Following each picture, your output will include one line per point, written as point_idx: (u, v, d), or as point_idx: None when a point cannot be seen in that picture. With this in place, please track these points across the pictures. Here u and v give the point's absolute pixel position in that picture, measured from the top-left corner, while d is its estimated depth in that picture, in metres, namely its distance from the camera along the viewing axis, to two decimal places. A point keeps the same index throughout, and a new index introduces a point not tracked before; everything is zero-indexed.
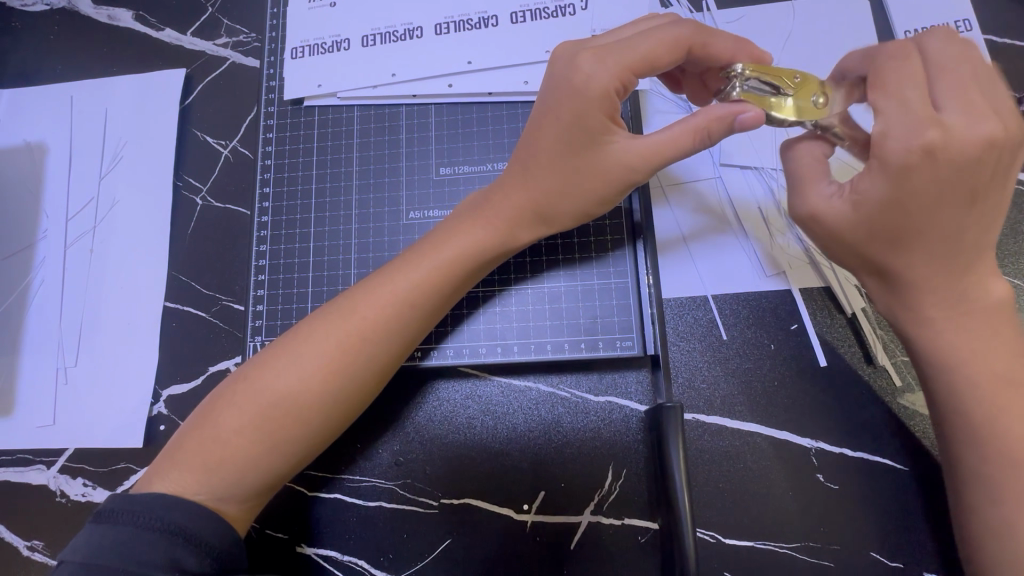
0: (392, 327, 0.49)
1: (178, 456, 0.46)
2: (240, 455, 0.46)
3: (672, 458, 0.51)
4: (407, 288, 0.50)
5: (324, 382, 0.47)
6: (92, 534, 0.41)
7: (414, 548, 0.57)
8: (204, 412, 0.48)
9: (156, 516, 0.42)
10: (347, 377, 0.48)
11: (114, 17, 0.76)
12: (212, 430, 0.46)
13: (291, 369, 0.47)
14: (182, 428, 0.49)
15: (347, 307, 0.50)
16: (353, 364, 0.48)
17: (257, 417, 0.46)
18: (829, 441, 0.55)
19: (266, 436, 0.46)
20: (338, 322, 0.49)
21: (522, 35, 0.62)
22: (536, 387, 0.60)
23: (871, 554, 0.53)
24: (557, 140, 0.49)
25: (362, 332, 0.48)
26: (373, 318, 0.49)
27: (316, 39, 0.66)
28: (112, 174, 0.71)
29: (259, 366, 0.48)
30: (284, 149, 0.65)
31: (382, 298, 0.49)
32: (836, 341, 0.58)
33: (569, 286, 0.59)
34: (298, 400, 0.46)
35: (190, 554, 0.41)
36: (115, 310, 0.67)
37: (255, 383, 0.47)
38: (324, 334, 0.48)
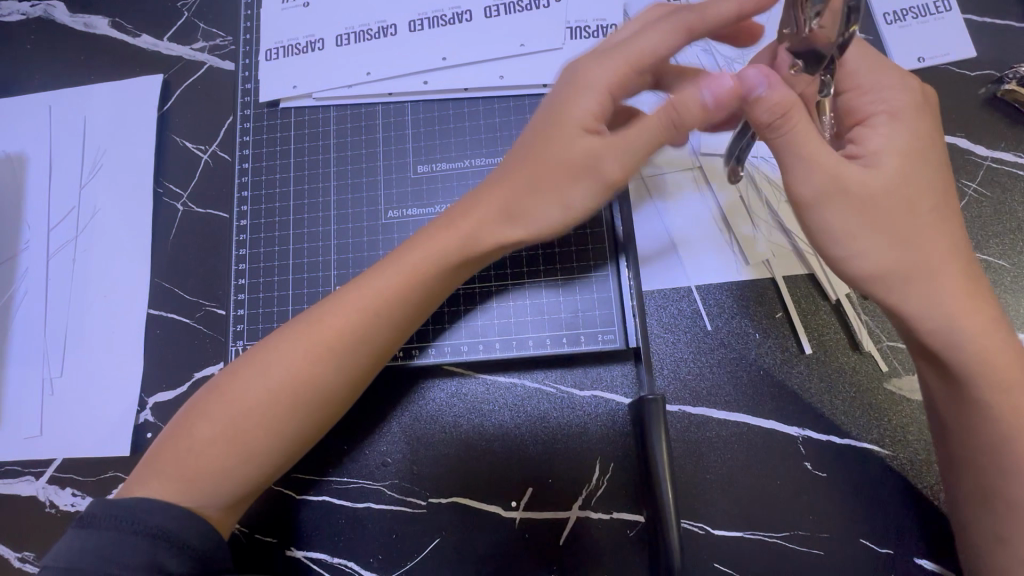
0: (364, 335, 0.48)
1: (155, 467, 0.46)
2: (217, 466, 0.45)
3: (656, 449, 0.51)
4: (378, 295, 0.49)
5: (295, 388, 0.47)
6: (73, 540, 0.41)
7: (404, 548, 0.57)
8: (179, 424, 0.48)
9: (137, 521, 0.42)
10: (319, 384, 0.47)
11: (90, 24, 0.75)
12: (188, 441, 0.46)
13: (262, 381, 0.47)
14: (159, 439, 0.48)
15: (319, 313, 0.49)
16: (324, 371, 0.47)
17: (232, 427, 0.46)
18: (816, 429, 0.55)
19: (239, 447, 0.46)
20: (309, 330, 0.48)
21: (497, 29, 0.62)
22: (522, 384, 0.59)
23: (860, 541, 0.53)
24: (551, 138, 0.47)
25: (333, 340, 0.48)
26: (345, 327, 0.48)
27: (290, 40, 0.66)
28: (93, 183, 0.71)
29: (232, 376, 0.48)
30: (261, 152, 0.64)
31: (353, 305, 0.49)
32: (821, 328, 0.57)
33: (550, 281, 0.59)
34: (272, 411, 0.46)
35: (173, 557, 0.41)
36: (99, 320, 0.67)
37: (229, 393, 0.47)
38: (297, 342, 0.48)
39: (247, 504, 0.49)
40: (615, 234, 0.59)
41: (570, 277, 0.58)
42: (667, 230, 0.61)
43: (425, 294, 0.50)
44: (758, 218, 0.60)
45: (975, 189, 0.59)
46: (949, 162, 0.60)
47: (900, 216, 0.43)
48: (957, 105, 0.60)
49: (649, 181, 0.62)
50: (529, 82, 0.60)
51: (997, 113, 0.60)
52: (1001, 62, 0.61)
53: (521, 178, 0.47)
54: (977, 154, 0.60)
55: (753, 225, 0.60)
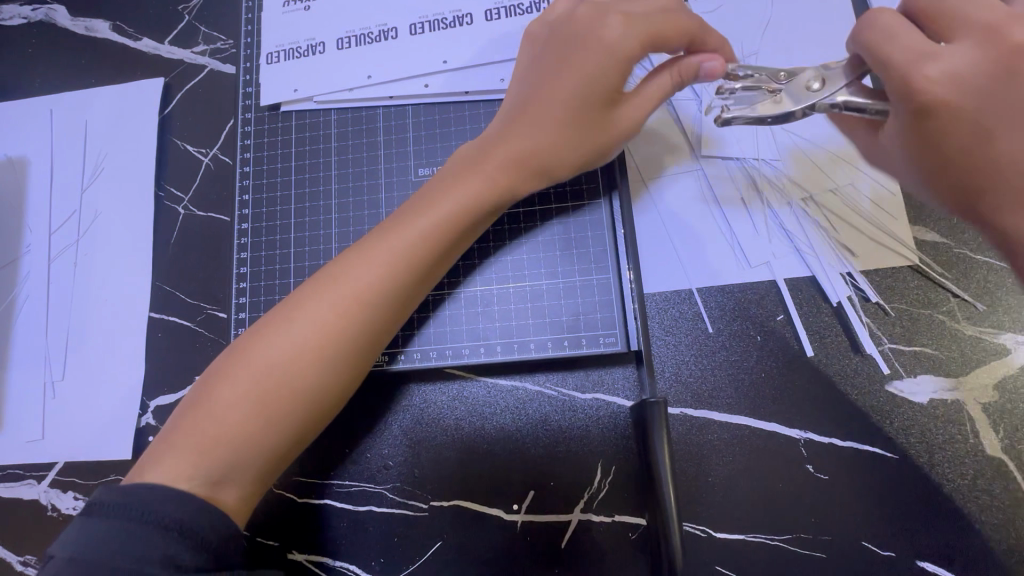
0: (379, 291, 0.50)
1: (172, 442, 0.46)
2: (235, 434, 0.46)
3: (658, 452, 0.51)
4: (391, 251, 0.50)
5: (314, 354, 0.47)
6: (86, 528, 0.41)
7: (405, 552, 0.57)
8: (198, 393, 0.48)
9: (152, 512, 0.41)
10: (339, 345, 0.48)
11: (92, 28, 0.76)
12: (208, 408, 0.47)
13: (284, 345, 0.47)
14: (174, 415, 0.48)
15: (337, 276, 0.50)
16: (342, 332, 0.48)
17: (249, 395, 0.46)
18: (817, 431, 0.55)
19: (262, 412, 0.46)
20: (324, 293, 0.49)
21: (497, 32, 0.62)
22: (523, 386, 0.59)
23: (861, 543, 0.53)
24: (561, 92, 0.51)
25: (350, 299, 0.49)
26: (360, 283, 0.49)
27: (291, 44, 0.66)
28: (94, 186, 0.71)
29: (252, 343, 0.48)
30: (263, 155, 0.64)
31: (366, 262, 0.50)
32: (823, 330, 0.57)
33: (551, 284, 0.59)
34: (293, 375, 0.47)
35: (186, 550, 0.40)
36: (101, 322, 0.67)
37: (249, 359, 0.47)
38: (318, 306, 0.49)
39: (261, 494, 0.49)
40: (611, 185, 0.60)
41: (569, 244, 0.59)
42: (665, 228, 0.61)
43: (438, 251, 0.52)
44: (759, 219, 0.60)
45: None
46: None
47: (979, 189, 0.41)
48: None
49: (648, 181, 0.62)
50: None
51: None
52: None
53: (536, 129, 0.52)
54: None
55: (753, 226, 0.60)
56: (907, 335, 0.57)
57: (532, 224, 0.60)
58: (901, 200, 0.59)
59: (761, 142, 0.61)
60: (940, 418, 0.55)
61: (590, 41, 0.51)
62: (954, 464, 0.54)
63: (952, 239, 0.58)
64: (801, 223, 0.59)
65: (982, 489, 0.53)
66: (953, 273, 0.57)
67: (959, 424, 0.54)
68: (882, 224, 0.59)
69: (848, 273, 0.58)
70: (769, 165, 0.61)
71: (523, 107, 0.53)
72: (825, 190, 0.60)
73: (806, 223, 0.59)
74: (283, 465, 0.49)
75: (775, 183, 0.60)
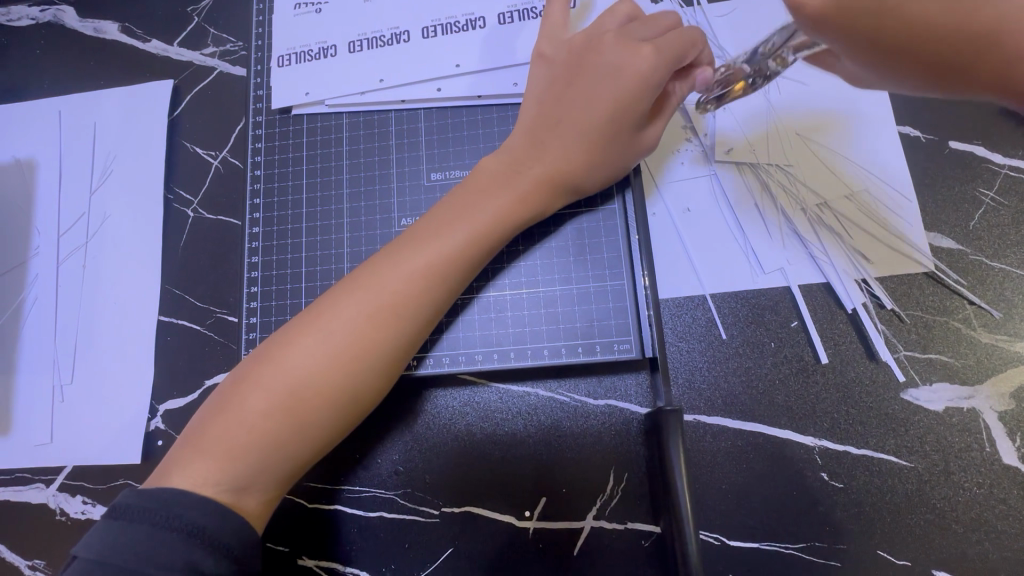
0: (414, 303, 0.50)
1: (200, 446, 0.46)
2: (265, 442, 0.46)
3: (674, 460, 0.51)
4: (425, 262, 0.50)
5: (348, 366, 0.47)
6: (108, 530, 0.41)
7: (416, 558, 0.57)
8: (224, 396, 0.48)
9: (173, 515, 0.41)
10: (371, 351, 0.48)
11: (101, 29, 0.75)
12: (237, 413, 0.46)
13: (315, 351, 0.47)
14: (200, 417, 0.48)
15: (369, 282, 0.50)
16: (377, 343, 0.48)
17: (281, 401, 0.46)
18: (832, 439, 0.55)
19: (294, 420, 0.46)
20: (359, 302, 0.49)
21: (510, 35, 0.61)
22: (535, 392, 0.59)
23: (877, 552, 0.52)
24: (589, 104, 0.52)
25: (382, 306, 0.49)
26: (395, 295, 0.49)
27: (302, 46, 0.65)
28: (103, 188, 0.70)
29: (282, 348, 0.48)
30: (274, 158, 0.64)
31: (399, 272, 0.50)
32: (838, 337, 0.57)
33: (565, 290, 0.58)
34: (324, 383, 0.47)
35: (208, 555, 0.40)
36: (111, 325, 0.67)
37: (279, 365, 0.47)
38: (348, 312, 0.48)
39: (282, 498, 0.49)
40: (625, 190, 0.60)
41: (582, 249, 0.59)
42: (679, 233, 0.61)
43: (469, 261, 0.52)
44: (773, 224, 0.60)
45: (992, 198, 0.59)
46: (966, 170, 0.59)
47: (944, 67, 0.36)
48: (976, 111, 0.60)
49: (661, 185, 0.62)
50: None
51: (1015, 122, 0.59)
52: None
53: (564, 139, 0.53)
54: (994, 162, 0.59)
55: (768, 232, 0.59)
56: (924, 342, 0.56)
57: (546, 229, 0.60)
58: (916, 207, 0.59)
59: (775, 147, 0.61)
60: (956, 426, 0.54)
61: (619, 67, 0.51)
62: (971, 472, 0.53)
63: (968, 246, 0.58)
64: (816, 230, 0.59)
65: (998, 498, 0.53)
66: (970, 281, 0.57)
67: (975, 432, 0.54)
68: (896, 229, 0.58)
69: (863, 278, 0.58)
70: (783, 169, 0.60)
71: (547, 124, 0.54)
72: (841, 196, 0.59)
73: (821, 229, 0.59)
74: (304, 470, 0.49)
75: (789, 186, 0.60)
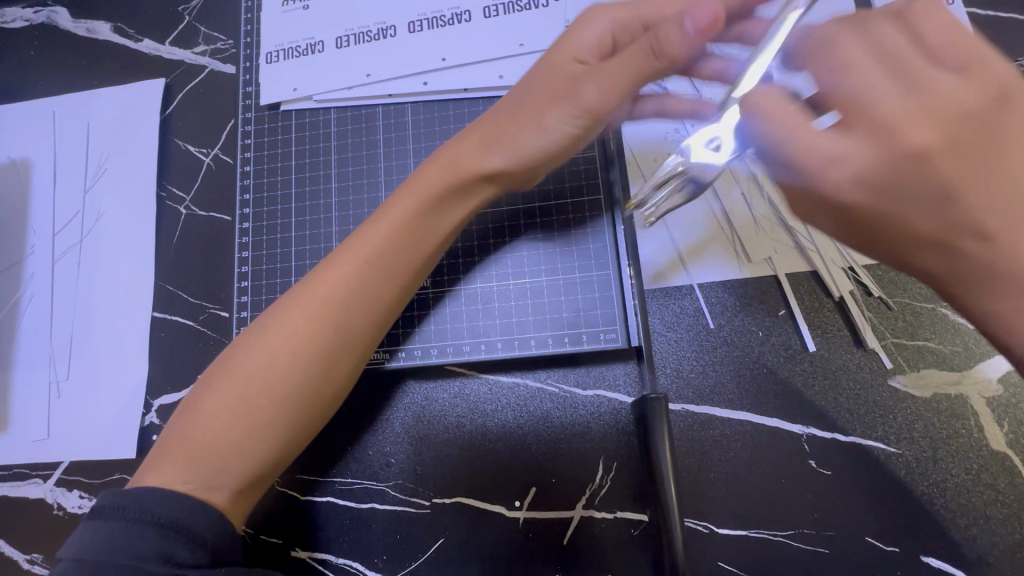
0: (358, 295, 0.49)
1: (167, 452, 0.46)
2: (231, 443, 0.46)
3: (659, 448, 0.51)
4: (370, 257, 0.50)
5: (294, 360, 0.47)
6: (86, 532, 0.41)
7: (408, 548, 0.57)
8: (188, 406, 0.48)
9: (147, 510, 0.42)
10: (320, 345, 0.48)
11: (93, 30, 0.76)
12: (196, 417, 0.47)
13: (264, 350, 0.47)
14: (169, 426, 0.49)
15: (315, 278, 0.50)
16: (322, 336, 0.48)
17: (235, 402, 0.46)
18: (819, 426, 0.55)
19: (249, 420, 0.46)
20: (306, 295, 0.49)
21: (496, 28, 0.62)
22: (524, 383, 0.59)
23: (866, 539, 0.53)
24: (544, 78, 0.49)
25: (326, 301, 0.49)
26: (339, 282, 0.49)
27: (290, 43, 0.66)
28: (97, 187, 0.71)
29: (236, 354, 0.48)
30: (263, 155, 0.65)
31: (345, 265, 0.50)
32: (825, 325, 0.57)
33: (551, 281, 0.59)
34: (276, 381, 0.47)
35: (181, 547, 0.41)
36: (105, 321, 0.67)
37: (234, 368, 0.48)
38: (293, 309, 0.49)
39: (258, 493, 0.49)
40: (610, 180, 0.60)
41: (569, 239, 0.59)
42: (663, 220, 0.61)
43: (415, 253, 0.51)
44: (759, 213, 0.60)
45: None
46: None
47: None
48: None
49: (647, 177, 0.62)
50: None
51: None
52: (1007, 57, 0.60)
53: (512, 116, 0.50)
54: None
55: (754, 222, 0.60)
56: (911, 330, 0.56)
57: (532, 221, 0.60)
58: None
59: None
60: (944, 412, 0.54)
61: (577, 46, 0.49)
62: (959, 458, 0.53)
63: None
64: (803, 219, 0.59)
65: (986, 484, 0.53)
66: None
67: (963, 419, 0.54)
68: None
69: (851, 268, 0.57)
70: None
71: (507, 102, 0.52)
72: None
73: None
74: (275, 471, 0.49)
75: None
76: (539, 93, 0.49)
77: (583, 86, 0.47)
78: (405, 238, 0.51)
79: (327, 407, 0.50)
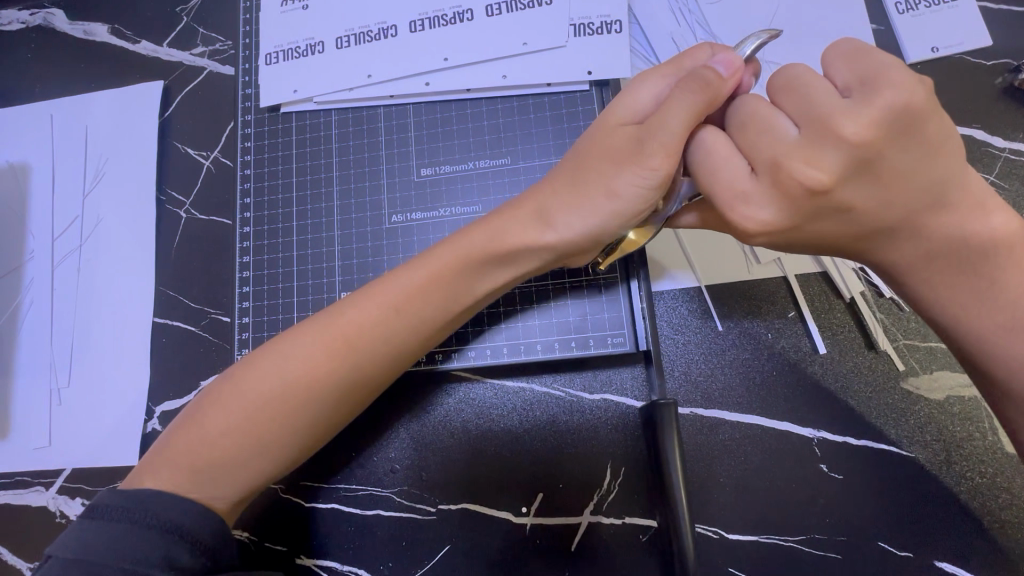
0: (382, 338, 0.47)
1: (167, 456, 0.46)
2: (230, 457, 0.45)
3: (669, 453, 0.51)
4: (397, 299, 0.48)
5: (309, 393, 0.46)
6: (83, 530, 0.40)
7: (414, 555, 0.56)
8: (192, 411, 0.47)
9: (149, 514, 0.41)
10: (336, 384, 0.47)
11: (90, 32, 0.75)
12: (198, 425, 0.46)
13: (277, 375, 0.46)
14: (170, 430, 0.48)
15: (340, 310, 0.48)
16: (341, 377, 0.47)
17: (240, 419, 0.46)
18: (831, 430, 0.54)
19: (252, 441, 0.46)
20: (327, 334, 0.47)
21: (498, 28, 0.60)
22: (531, 387, 0.59)
23: (879, 544, 0.52)
24: (599, 151, 0.45)
25: (351, 340, 0.47)
26: (363, 328, 0.47)
27: (289, 44, 0.65)
28: (96, 191, 0.70)
29: (247, 367, 0.47)
30: (263, 158, 0.64)
31: (373, 303, 0.48)
32: (835, 327, 0.56)
33: (557, 284, 0.58)
34: (284, 410, 0.46)
35: (185, 551, 0.40)
36: (106, 327, 0.67)
37: (243, 384, 0.47)
38: (315, 339, 0.47)
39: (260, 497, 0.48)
40: None
41: None
42: (676, 233, 0.60)
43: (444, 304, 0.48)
44: None
45: (992, 181, 0.57)
46: (966, 155, 0.58)
47: (934, 252, 0.40)
48: (972, 93, 0.59)
49: None
50: (532, 81, 0.59)
51: (1014, 103, 0.58)
52: (1019, 51, 0.59)
53: (564, 191, 0.45)
54: (994, 145, 0.58)
55: None
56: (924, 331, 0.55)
57: None
58: None
59: None
60: (958, 414, 0.53)
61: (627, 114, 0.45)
62: (973, 461, 0.52)
63: None
64: None
65: (1002, 488, 0.52)
66: None
67: (978, 422, 0.53)
68: None
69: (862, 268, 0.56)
70: None
71: (557, 171, 0.47)
72: None
73: None
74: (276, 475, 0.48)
75: None
76: (596, 164, 0.44)
77: (656, 152, 0.41)
78: (438, 295, 0.48)
79: (326, 438, 0.49)
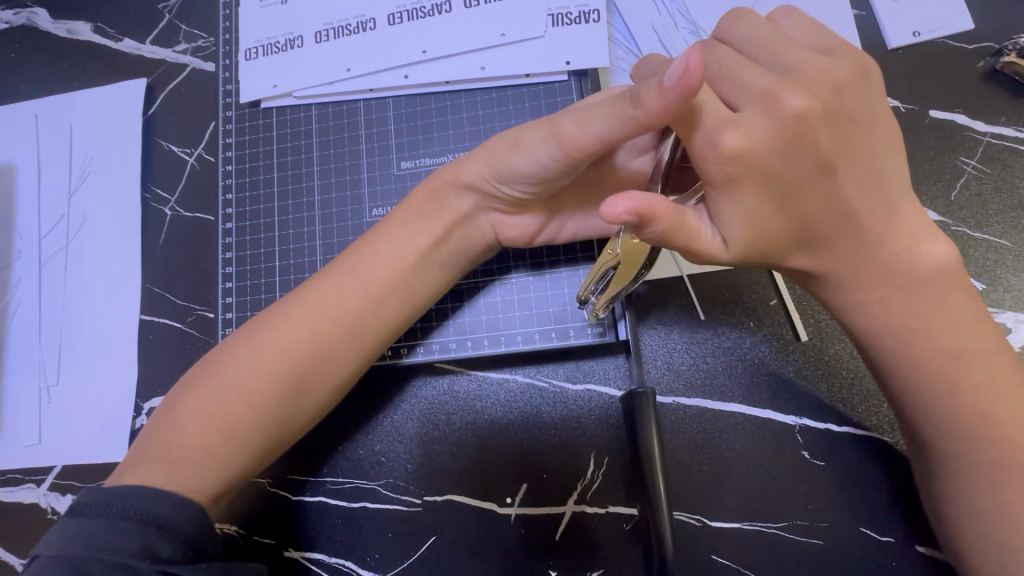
0: (346, 314, 0.50)
1: (148, 450, 0.46)
2: (204, 442, 0.46)
3: (648, 442, 0.51)
4: (361, 277, 0.51)
5: (277, 370, 0.47)
6: (64, 527, 0.41)
7: (400, 546, 0.57)
8: (170, 405, 0.49)
9: (128, 508, 0.42)
10: (303, 359, 0.48)
11: (73, 30, 0.75)
12: (177, 416, 0.47)
13: (247, 357, 0.48)
14: (151, 425, 0.49)
15: (308, 292, 0.51)
16: (307, 351, 0.48)
17: (214, 405, 0.47)
18: (812, 417, 0.54)
19: (225, 423, 0.46)
20: (297, 307, 0.50)
21: (477, 19, 0.60)
22: (513, 378, 0.59)
23: (861, 529, 0.52)
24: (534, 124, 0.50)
25: (317, 317, 0.49)
26: (328, 299, 0.50)
27: (269, 39, 0.65)
28: (82, 190, 0.71)
29: (222, 357, 0.49)
30: (245, 153, 0.64)
31: (337, 281, 0.51)
32: (816, 315, 0.56)
33: (537, 277, 0.58)
34: (256, 388, 0.47)
35: (165, 541, 0.41)
36: (93, 326, 0.67)
37: (218, 372, 0.48)
38: (284, 319, 0.49)
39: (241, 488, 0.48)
40: None
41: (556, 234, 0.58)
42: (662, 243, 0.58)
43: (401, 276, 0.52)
44: None
45: (974, 166, 0.57)
46: (948, 140, 0.58)
47: None
48: (953, 77, 0.59)
49: None
50: (511, 72, 0.59)
51: (996, 87, 0.58)
52: (1000, 34, 0.59)
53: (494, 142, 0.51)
54: (976, 129, 0.58)
55: None
56: None
57: None
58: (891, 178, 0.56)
59: None
60: None
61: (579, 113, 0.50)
62: None
63: (949, 217, 0.56)
64: None
65: None
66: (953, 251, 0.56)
67: None
68: None
69: None
70: None
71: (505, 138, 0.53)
72: None
73: None
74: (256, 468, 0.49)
75: None
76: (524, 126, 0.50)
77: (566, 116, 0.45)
78: (390, 261, 0.51)
79: (301, 424, 0.50)
